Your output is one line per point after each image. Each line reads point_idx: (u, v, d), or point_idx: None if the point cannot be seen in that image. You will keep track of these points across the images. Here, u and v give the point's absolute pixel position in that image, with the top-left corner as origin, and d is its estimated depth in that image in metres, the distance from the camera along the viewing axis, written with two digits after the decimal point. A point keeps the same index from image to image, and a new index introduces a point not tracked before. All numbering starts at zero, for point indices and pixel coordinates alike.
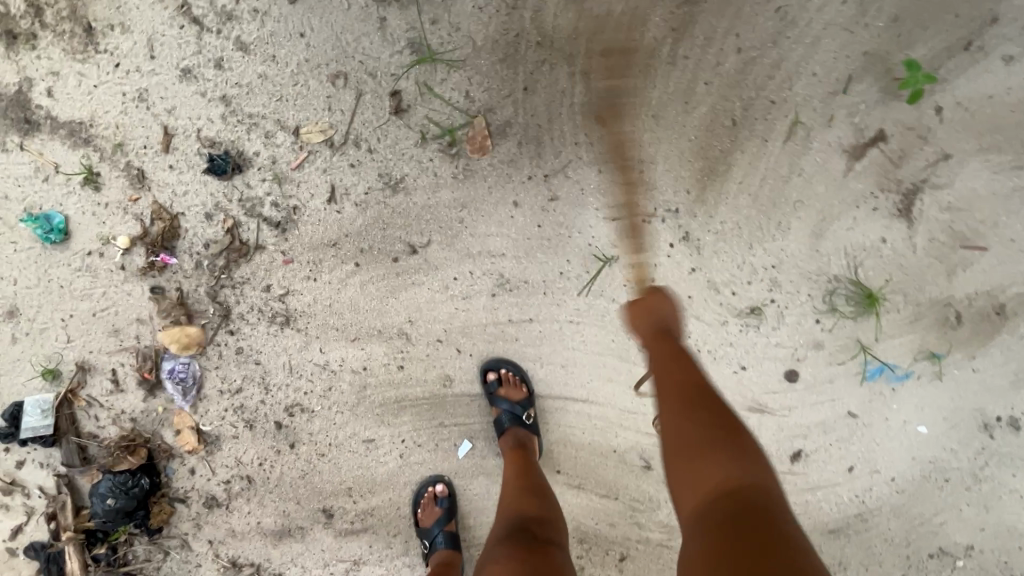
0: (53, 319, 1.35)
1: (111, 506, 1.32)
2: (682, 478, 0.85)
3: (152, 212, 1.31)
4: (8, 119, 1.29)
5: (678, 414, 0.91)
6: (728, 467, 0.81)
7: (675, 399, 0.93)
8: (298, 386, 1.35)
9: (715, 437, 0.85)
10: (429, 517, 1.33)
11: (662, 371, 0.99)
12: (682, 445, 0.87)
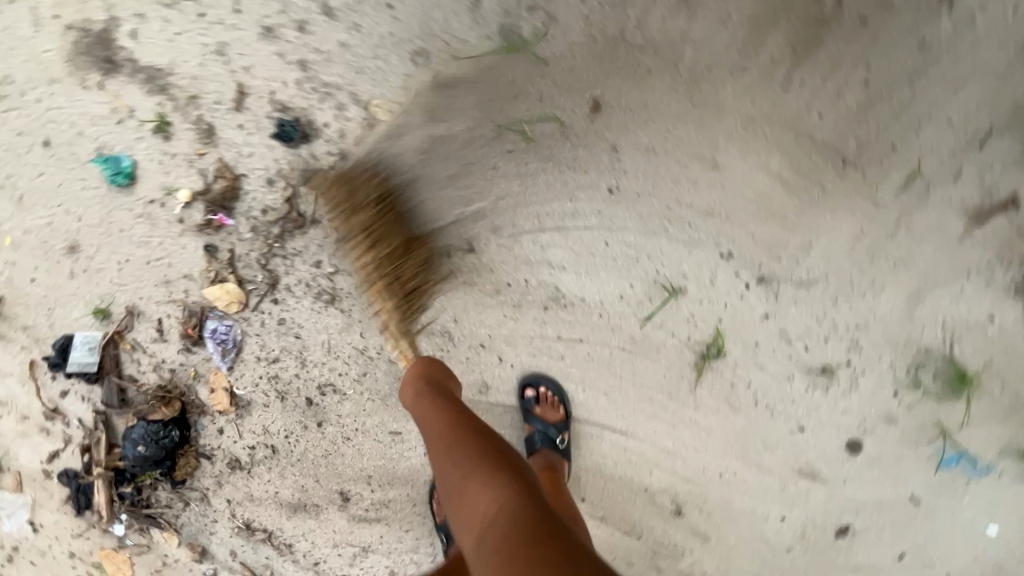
0: (110, 261, 1.37)
1: (141, 453, 1.34)
2: (465, 526, 0.81)
3: (216, 169, 1.29)
4: (92, 57, 1.29)
5: (445, 466, 0.88)
6: (484, 495, 0.79)
7: (440, 448, 0.91)
8: (333, 367, 1.33)
9: (475, 449, 0.88)
10: (439, 510, 1.32)
11: (426, 412, 0.99)
12: (458, 492, 0.83)
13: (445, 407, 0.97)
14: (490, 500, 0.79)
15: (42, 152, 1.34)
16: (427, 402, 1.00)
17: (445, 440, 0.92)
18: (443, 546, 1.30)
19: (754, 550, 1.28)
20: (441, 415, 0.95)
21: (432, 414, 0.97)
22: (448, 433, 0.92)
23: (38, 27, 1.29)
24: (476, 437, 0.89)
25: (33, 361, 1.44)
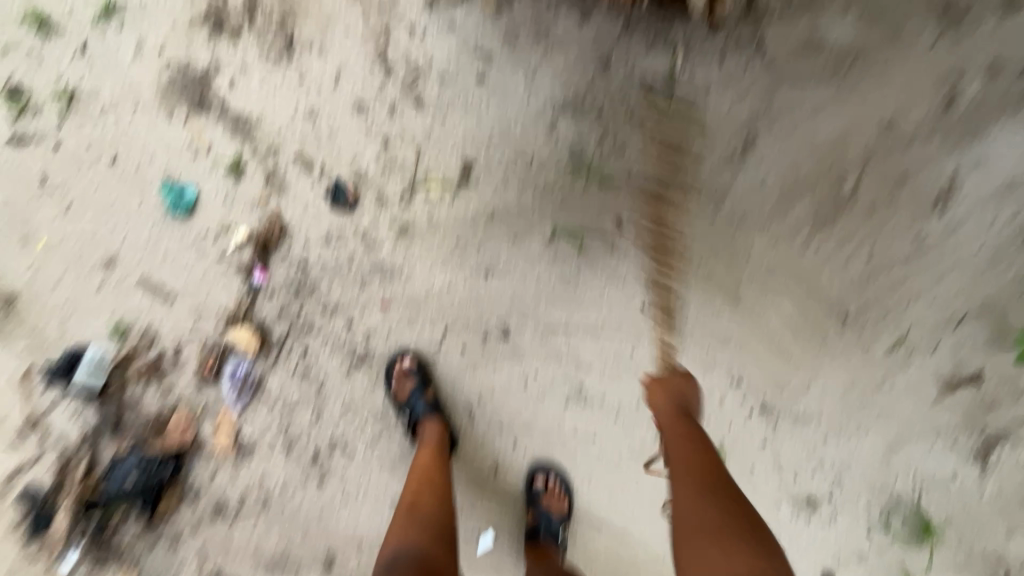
0: (145, 282, 1.37)
1: (128, 485, 1.28)
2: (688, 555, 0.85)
3: (278, 217, 1.35)
4: (184, 94, 1.36)
5: (686, 487, 0.93)
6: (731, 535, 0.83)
7: (693, 476, 0.94)
8: (349, 425, 1.34)
9: (710, 484, 0.92)
10: (403, 392, 1.28)
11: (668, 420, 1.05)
12: (695, 515, 0.88)
13: (694, 428, 1.02)
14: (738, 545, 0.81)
15: (107, 167, 1.38)
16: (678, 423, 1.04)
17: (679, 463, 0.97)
18: (424, 415, 1.27)
19: None
20: (698, 463, 0.95)
21: (682, 433, 1.01)
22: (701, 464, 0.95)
23: (139, 57, 1.37)
24: (726, 485, 0.91)
25: (28, 368, 1.38)
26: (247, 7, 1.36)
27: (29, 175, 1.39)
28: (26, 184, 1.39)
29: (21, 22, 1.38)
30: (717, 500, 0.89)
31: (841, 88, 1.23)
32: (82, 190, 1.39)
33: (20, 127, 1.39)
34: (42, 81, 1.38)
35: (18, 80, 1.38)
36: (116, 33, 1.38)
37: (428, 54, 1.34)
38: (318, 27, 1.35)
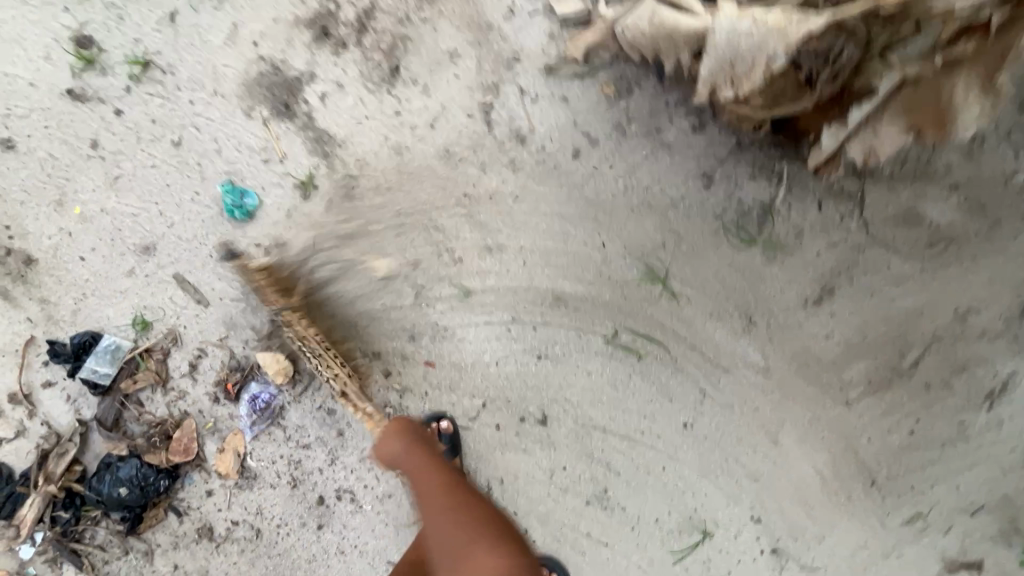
0: (179, 278, 1.28)
1: (118, 496, 1.22)
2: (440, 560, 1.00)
3: (339, 247, 1.28)
4: (270, 94, 1.28)
5: (438, 535, 1.00)
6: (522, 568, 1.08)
7: (449, 499, 1.03)
8: (361, 476, 1.28)
9: (477, 531, 0.99)
10: None
11: (417, 464, 1.07)
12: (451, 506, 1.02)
13: (438, 459, 1.09)
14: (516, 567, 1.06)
15: (165, 149, 1.28)
16: (416, 458, 1.08)
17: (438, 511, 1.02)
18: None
19: None
20: (447, 488, 1.04)
21: (427, 475, 1.05)
22: (455, 494, 1.04)
23: (228, 43, 1.28)
24: (475, 503, 1.04)
25: (33, 340, 1.28)
26: (357, 22, 1.27)
27: (78, 135, 1.28)
28: (73, 144, 1.28)
29: None
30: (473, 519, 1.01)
31: (926, 267, 1.24)
32: (132, 165, 1.28)
33: (80, 81, 1.28)
34: (116, 40, 1.27)
35: (91, 32, 1.27)
36: (210, 10, 1.27)
37: (532, 121, 1.29)
38: (427, 63, 1.28)
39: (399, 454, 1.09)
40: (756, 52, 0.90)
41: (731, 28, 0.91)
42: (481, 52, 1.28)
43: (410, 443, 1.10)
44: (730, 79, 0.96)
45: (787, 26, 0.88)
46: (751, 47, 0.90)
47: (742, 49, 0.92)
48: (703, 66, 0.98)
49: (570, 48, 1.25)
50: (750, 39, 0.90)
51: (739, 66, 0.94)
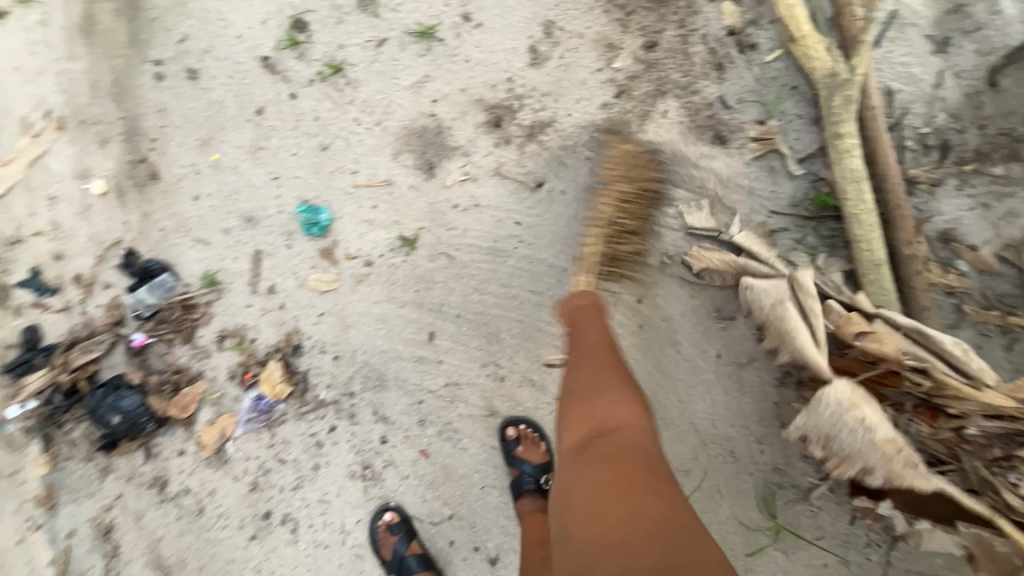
0: (263, 259, 1.35)
1: (108, 420, 1.30)
2: (589, 380, 0.95)
3: (406, 308, 1.32)
4: (424, 149, 1.34)
5: (586, 358, 0.99)
6: (631, 419, 0.87)
7: (589, 343, 1.01)
8: (313, 514, 1.32)
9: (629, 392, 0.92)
10: (390, 548, 1.28)
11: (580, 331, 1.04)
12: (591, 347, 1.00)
13: (597, 303, 1.08)
14: (638, 422, 0.87)
15: (314, 147, 1.36)
16: (587, 305, 1.07)
17: (603, 361, 0.97)
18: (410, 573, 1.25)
19: None
20: (599, 321, 1.04)
21: (593, 312, 1.05)
22: (606, 337, 1.02)
23: (415, 88, 1.35)
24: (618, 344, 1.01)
25: (119, 242, 1.37)
26: (531, 129, 1.32)
27: (252, 97, 1.37)
28: (245, 102, 1.38)
29: None
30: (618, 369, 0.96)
31: None
32: (282, 145, 1.37)
33: (279, 55, 1.37)
34: (326, 36, 1.36)
35: (310, 20, 1.36)
36: (415, 53, 1.34)
37: (632, 294, 1.30)
38: (569, 195, 1.31)
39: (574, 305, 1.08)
40: (853, 451, 1.01)
41: (838, 413, 0.99)
42: None
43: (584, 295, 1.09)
44: (821, 443, 1.04)
45: (888, 450, 0.98)
46: (850, 441, 1.00)
47: (840, 433, 1.01)
48: (800, 415, 1.05)
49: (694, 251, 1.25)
50: (852, 434, 0.99)
51: (832, 440, 1.02)
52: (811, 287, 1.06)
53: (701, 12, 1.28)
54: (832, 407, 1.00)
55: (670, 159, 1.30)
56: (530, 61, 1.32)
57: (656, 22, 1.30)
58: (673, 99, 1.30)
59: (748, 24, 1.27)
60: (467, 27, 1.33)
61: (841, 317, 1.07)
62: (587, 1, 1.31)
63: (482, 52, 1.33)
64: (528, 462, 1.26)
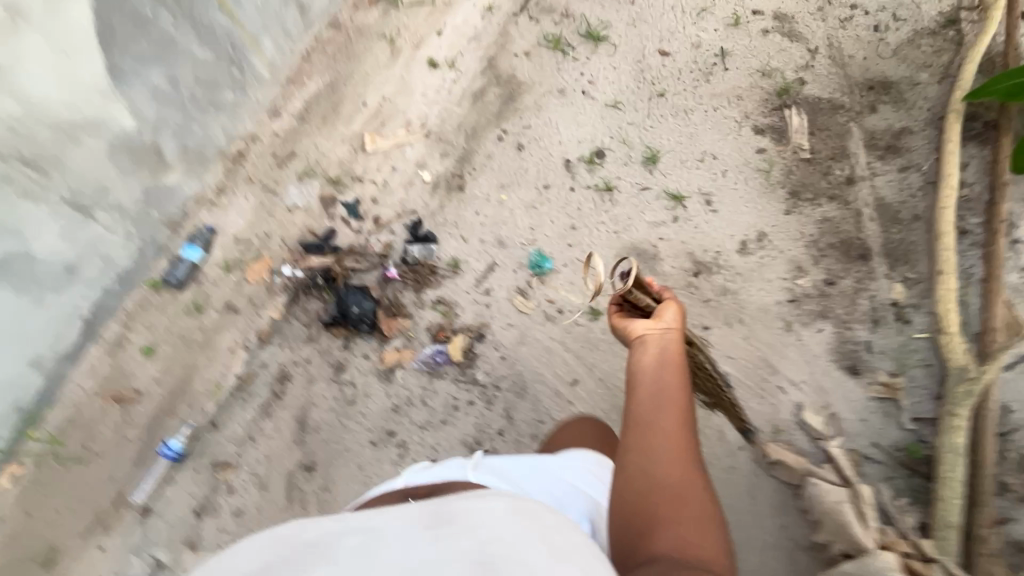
0: (495, 271, 1.85)
1: (340, 309, 1.79)
2: (655, 431, 1.06)
3: (570, 354, 1.72)
4: (638, 265, 1.84)
5: (651, 407, 1.09)
6: (694, 486, 1.01)
7: (661, 391, 1.11)
8: (424, 454, 1.65)
9: (688, 450, 1.05)
10: None
11: (658, 381, 1.12)
12: (658, 391, 1.11)
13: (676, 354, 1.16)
14: (698, 491, 1.01)
15: (567, 226, 1.90)
16: (667, 359, 1.15)
17: (669, 411, 1.08)
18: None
19: None
20: (673, 376, 1.12)
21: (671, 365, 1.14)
22: (676, 387, 1.12)
23: (652, 225, 1.87)
24: (681, 391, 1.11)
25: (415, 213, 1.95)
26: (718, 290, 1.77)
27: (548, 177, 1.97)
28: (541, 178, 1.97)
29: (650, 145, 1.98)
30: (678, 421, 1.07)
31: None
32: (548, 213, 1.92)
33: (578, 163, 1.98)
34: (613, 169, 1.96)
35: (610, 153, 1.98)
36: (666, 205, 1.89)
37: (736, 440, 1.60)
38: (724, 346, 1.70)
39: (658, 358, 1.15)
40: None
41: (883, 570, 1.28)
42: (756, 378, 1.66)
43: (669, 344, 1.17)
44: None
45: None
46: None
47: None
48: (845, 565, 1.35)
49: (779, 444, 1.57)
50: None
51: None
52: (868, 498, 1.41)
53: (877, 280, 1.70)
54: (881, 566, 1.29)
55: (810, 363, 1.65)
56: (738, 249, 1.81)
57: (840, 270, 1.73)
58: (831, 324, 1.68)
59: (910, 304, 1.66)
60: (707, 208, 1.87)
61: (892, 536, 1.36)
62: (796, 234, 1.80)
63: (708, 228, 1.85)
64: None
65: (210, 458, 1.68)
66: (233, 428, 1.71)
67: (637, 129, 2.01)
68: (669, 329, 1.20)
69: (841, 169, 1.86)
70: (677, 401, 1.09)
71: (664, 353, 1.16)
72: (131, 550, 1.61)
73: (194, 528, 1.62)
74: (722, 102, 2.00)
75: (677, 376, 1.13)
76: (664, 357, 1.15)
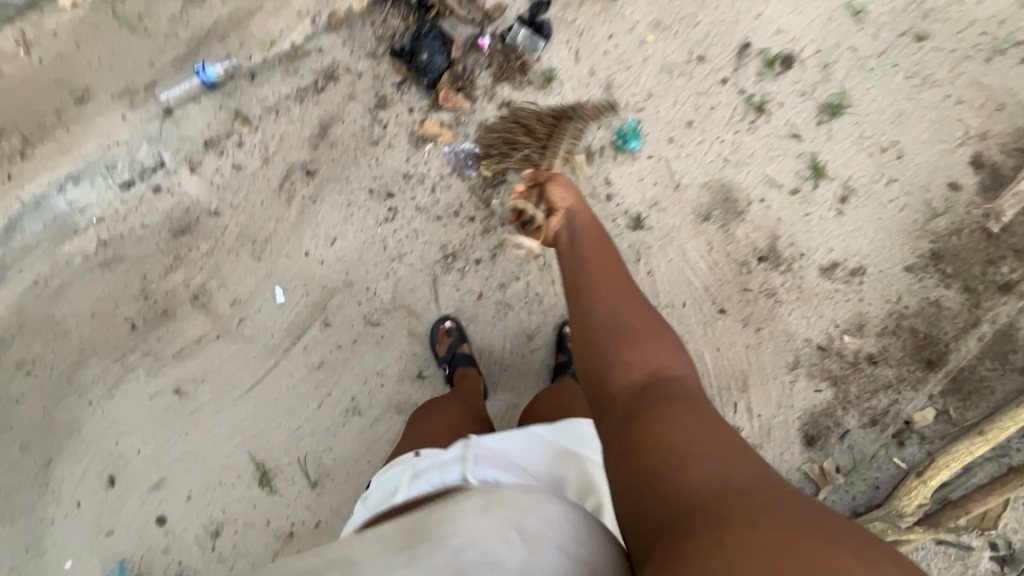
0: (580, 113, 1.60)
1: (412, 46, 1.60)
2: (583, 284, 1.01)
3: (584, 240, 1.59)
4: (719, 207, 1.56)
5: (573, 269, 1.06)
6: (634, 302, 0.95)
7: (577, 252, 1.10)
8: (403, 230, 1.65)
9: (624, 282, 1.01)
10: (442, 342, 1.59)
11: (575, 242, 1.12)
12: (575, 258, 1.08)
13: (592, 222, 1.17)
14: (639, 304, 0.95)
15: (680, 119, 1.58)
16: (580, 225, 1.16)
17: (588, 263, 1.05)
18: (460, 361, 1.55)
19: (137, 422, 1.75)
20: (591, 235, 1.13)
21: (590, 230, 1.14)
22: (588, 241, 1.11)
23: (766, 180, 1.55)
24: (605, 250, 1.10)
25: None
26: (766, 287, 1.55)
27: (709, 50, 1.58)
28: (702, 47, 1.58)
29: (842, 92, 1.54)
30: (602, 265, 1.04)
31: None
32: (676, 90, 1.58)
33: (751, 56, 1.57)
34: (781, 92, 1.56)
35: (794, 71, 1.56)
36: (799, 170, 1.55)
37: None
38: (723, 337, 1.56)
39: (571, 228, 1.16)
40: None
41: None
42: (724, 383, 1.55)
43: (573, 211, 1.19)
44: None
45: None
46: None
47: None
48: None
49: None
50: None
51: None
52: None
53: (918, 394, 1.48)
54: None
55: (782, 409, 1.53)
56: (823, 267, 1.53)
57: (894, 357, 1.50)
58: (833, 393, 1.51)
59: (920, 433, 1.47)
60: (834, 205, 1.54)
61: None
62: (893, 295, 1.51)
63: (816, 224, 1.54)
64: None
65: (236, 104, 1.69)
66: (267, 93, 1.69)
67: (850, 61, 1.54)
68: (570, 205, 1.20)
69: (1009, 268, 1.46)
70: (596, 249, 1.08)
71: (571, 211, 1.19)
72: (144, 137, 1.69)
73: (199, 154, 1.70)
74: (975, 97, 1.49)
75: (592, 234, 1.14)
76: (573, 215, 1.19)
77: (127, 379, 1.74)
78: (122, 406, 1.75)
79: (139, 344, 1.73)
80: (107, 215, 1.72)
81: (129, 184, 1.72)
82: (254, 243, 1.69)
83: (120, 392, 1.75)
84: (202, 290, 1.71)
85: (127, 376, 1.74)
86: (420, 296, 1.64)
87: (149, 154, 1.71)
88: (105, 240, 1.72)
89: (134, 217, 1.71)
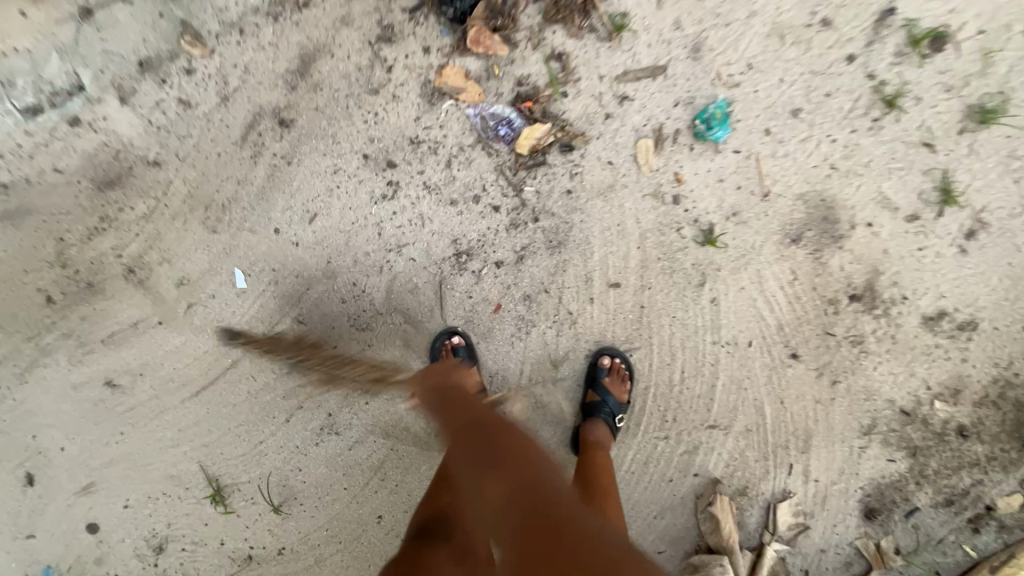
0: (654, 81, 1.20)
1: None
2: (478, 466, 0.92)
3: (637, 252, 1.25)
4: (814, 228, 1.23)
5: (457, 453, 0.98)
6: (536, 461, 0.91)
7: (458, 436, 1.00)
8: (405, 213, 1.27)
9: (523, 446, 0.95)
10: None
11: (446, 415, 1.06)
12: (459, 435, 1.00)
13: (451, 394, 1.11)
14: (540, 459, 0.92)
15: (785, 105, 1.20)
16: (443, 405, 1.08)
17: (483, 430, 0.99)
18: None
19: (57, 415, 1.41)
20: (455, 410, 1.06)
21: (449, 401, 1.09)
22: (466, 418, 1.03)
23: (879, 199, 1.21)
24: (464, 413, 1.04)
25: None
26: (853, 333, 1.25)
27: (840, 12, 1.17)
28: (831, 5, 1.16)
29: (1000, 92, 1.17)
30: (495, 430, 0.98)
31: None
32: (785, 63, 1.19)
33: (892, 27, 1.16)
34: (922, 82, 1.18)
35: (946, 56, 1.17)
36: (925, 190, 1.20)
37: (700, 467, 1.31)
38: (789, 387, 1.28)
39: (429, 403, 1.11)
40: None
41: None
42: (781, 441, 1.29)
43: (433, 389, 1.12)
44: None
45: None
46: None
47: None
48: None
49: (728, 508, 1.29)
50: None
51: None
52: None
53: (1007, 476, 1.25)
54: None
55: (844, 476, 1.29)
56: (927, 316, 1.24)
57: (989, 432, 1.25)
58: (908, 465, 1.28)
59: (999, 519, 1.27)
60: (957, 241, 1.21)
61: None
62: (1003, 360, 1.24)
63: (930, 263, 1.22)
64: (611, 393, 1.25)
65: (183, 12, 1.22)
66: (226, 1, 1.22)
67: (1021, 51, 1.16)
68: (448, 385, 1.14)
69: None
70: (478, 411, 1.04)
71: (453, 384, 1.13)
72: (52, 48, 1.22)
73: (131, 79, 1.25)
74: None
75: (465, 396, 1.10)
76: (443, 388, 1.11)
77: (43, 364, 1.39)
78: (38, 396, 1.40)
79: (56, 322, 1.36)
80: (6, 149, 1.28)
81: (34, 111, 1.26)
82: (208, 209, 1.29)
83: (35, 378, 1.40)
84: (139, 263, 1.32)
85: (43, 360, 1.38)
86: (422, 300, 1.30)
87: (61, 72, 1.24)
88: (5, 185, 1.29)
89: (44, 157, 1.28)
